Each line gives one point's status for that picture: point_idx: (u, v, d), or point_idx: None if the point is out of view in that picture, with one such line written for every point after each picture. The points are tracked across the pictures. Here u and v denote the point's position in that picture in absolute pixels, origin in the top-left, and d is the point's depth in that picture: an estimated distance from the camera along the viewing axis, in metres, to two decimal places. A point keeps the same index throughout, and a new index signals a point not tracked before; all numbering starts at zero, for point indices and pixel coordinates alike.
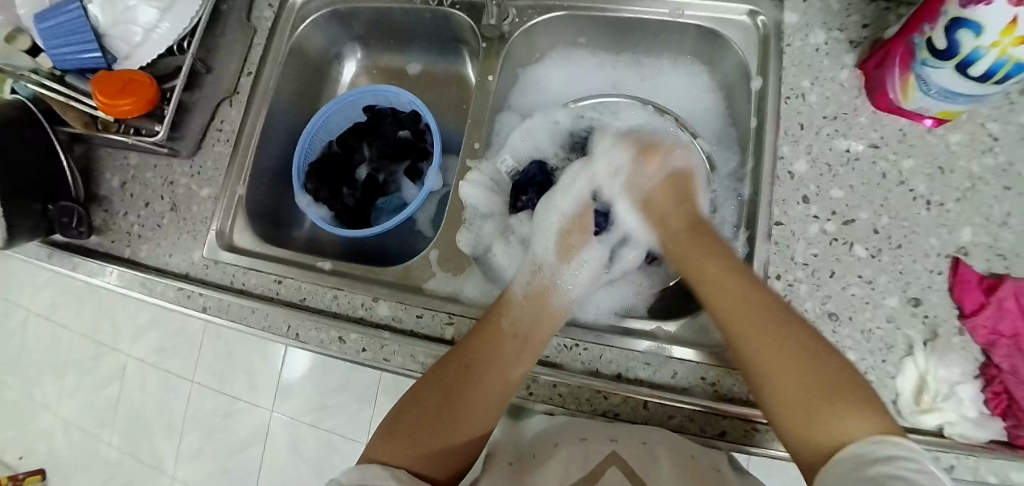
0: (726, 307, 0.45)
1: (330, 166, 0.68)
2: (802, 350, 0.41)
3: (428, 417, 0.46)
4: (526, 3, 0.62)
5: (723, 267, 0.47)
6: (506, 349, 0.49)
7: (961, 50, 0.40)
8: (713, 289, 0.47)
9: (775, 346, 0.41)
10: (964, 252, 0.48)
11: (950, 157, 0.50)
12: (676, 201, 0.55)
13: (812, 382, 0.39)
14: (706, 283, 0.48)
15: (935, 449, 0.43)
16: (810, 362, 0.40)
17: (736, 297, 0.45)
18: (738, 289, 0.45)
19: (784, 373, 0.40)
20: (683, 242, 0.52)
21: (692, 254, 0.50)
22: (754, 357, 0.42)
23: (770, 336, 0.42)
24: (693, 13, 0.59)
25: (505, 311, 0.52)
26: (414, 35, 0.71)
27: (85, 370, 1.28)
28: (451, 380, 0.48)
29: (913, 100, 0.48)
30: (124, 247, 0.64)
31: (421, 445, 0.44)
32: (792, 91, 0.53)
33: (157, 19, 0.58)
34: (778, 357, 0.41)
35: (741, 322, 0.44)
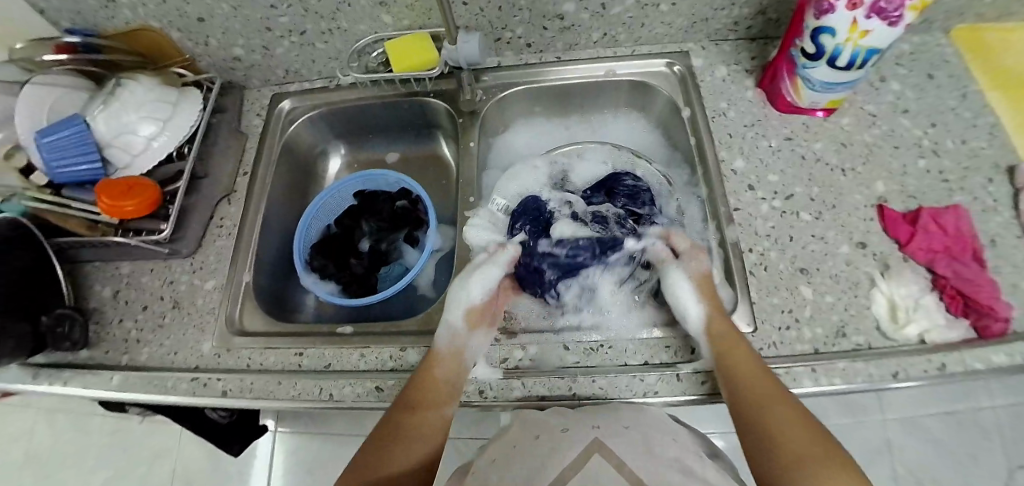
0: (756, 398, 0.45)
1: (334, 244, 0.71)
2: (806, 430, 0.43)
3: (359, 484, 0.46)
4: (489, 84, 0.74)
5: (755, 358, 0.47)
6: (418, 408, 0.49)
7: (826, 50, 0.55)
8: (741, 373, 0.46)
9: (786, 435, 0.43)
10: (884, 200, 0.59)
11: (846, 134, 0.63)
12: (718, 306, 0.52)
13: (819, 456, 0.42)
14: (731, 363, 0.47)
15: (925, 353, 0.49)
16: (811, 441, 0.43)
17: (761, 397, 0.45)
18: (776, 403, 0.45)
19: (796, 443, 0.43)
20: (720, 328, 0.50)
21: (732, 350, 0.48)
22: (773, 420, 0.44)
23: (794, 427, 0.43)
24: (624, 71, 0.73)
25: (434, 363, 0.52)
26: (390, 128, 0.82)
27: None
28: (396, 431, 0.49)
29: (805, 97, 0.63)
30: (120, 355, 0.60)
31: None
32: (715, 112, 0.67)
33: (158, 132, 0.64)
34: (796, 430, 0.43)
35: (760, 406, 0.45)
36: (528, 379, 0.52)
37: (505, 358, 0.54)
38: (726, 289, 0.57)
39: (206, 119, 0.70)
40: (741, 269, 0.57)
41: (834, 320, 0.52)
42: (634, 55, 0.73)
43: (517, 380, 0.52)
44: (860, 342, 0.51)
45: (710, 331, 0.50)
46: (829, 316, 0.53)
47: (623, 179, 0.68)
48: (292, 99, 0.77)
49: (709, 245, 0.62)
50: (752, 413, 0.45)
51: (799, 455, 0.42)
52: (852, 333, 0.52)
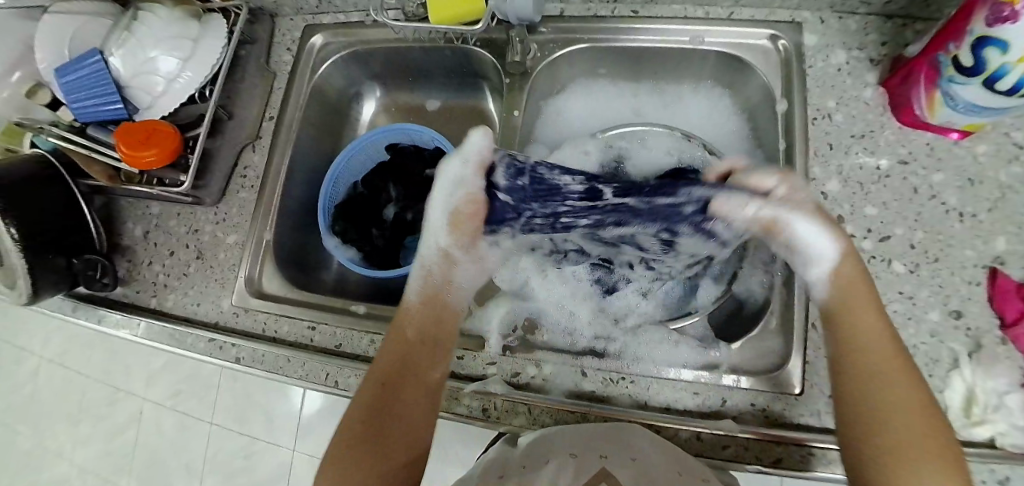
0: (867, 346, 0.42)
1: (359, 208, 0.69)
2: (935, 424, 0.38)
3: (365, 447, 0.45)
4: (546, 37, 0.63)
5: (875, 314, 0.42)
6: (420, 355, 0.50)
7: (988, 67, 0.41)
8: (856, 330, 0.42)
9: (911, 416, 0.38)
10: (1000, 262, 0.48)
11: (977, 169, 0.51)
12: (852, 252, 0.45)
13: (929, 447, 0.37)
14: (846, 323, 0.43)
15: (990, 462, 0.43)
16: (937, 433, 0.38)
17: (888, 366, 0.40)
18: (892, 352, 0.41)
19: (904, 434, 0.38)
20: (846, 272, 0.44)
21: (854, 296, 0.43)
22: (881, 394, 0.40)
23: (904, 387, 0.39)
24: (713, 40, 0.60)
25: (404, 322, 0.52)
26: (431, 73, 0.73)
27: (42, 465, 1.09)
28: (380, 394, 0.48)
29: (939, 115, 0.49)
30: (149, 297, 0.64)
31: (381, 461, 0.45)
32: (818, 112, 0.55)
33: (179, 69, 0.58)
34: (916, 417, 0.38)
35: (880, 383, 0.40)
36: (535, 407, 0.51)
37: (516, 373, 0.53)
38: (778, 339, 0.50)
39: (232, 55, 0.63)
40: (804, 319, 0.49)
41: None
42: (730, 19, 0.59)
43: (523, 405, 0.51)
44: None
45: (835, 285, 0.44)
46: None
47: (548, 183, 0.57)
48: (324, 33, 0.69)
49: (771, 281, 0.54)
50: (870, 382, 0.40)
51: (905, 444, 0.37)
52: None
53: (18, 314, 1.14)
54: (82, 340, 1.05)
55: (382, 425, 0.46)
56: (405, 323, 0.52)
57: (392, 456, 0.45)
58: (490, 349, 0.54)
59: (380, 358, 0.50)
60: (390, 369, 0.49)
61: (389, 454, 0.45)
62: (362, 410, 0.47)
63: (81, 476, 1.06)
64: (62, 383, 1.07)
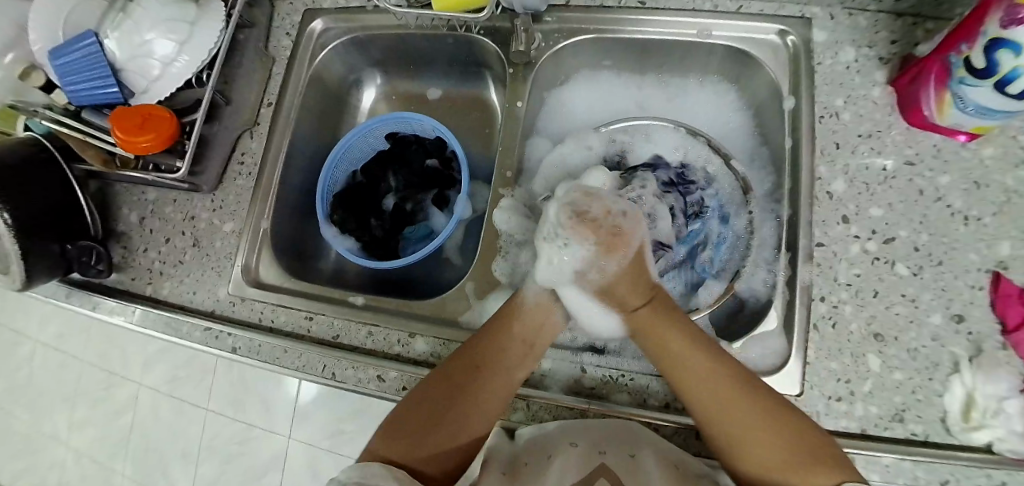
0: (686, 384, 0.44)
1: (358, 197, 0.67)
2: (778, 426, 0.40)
3: (415, 433, 0.44)
4: (551, 27, 0.62)
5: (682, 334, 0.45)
6: (513, 356, 0.48)
7: (1000, 70, 0.40)
8: (685, 366, 0.44)
9: (744, 436, 0.41)
10: (1004, 267, 0.48)
11: (984, 171, 0.50)
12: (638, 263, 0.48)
13: (786, 452, 0.39)
14: (657, 349, 0.46)
15: (986, 466, 0.43)
16: (787, 441, 0.40)
17: (704, 392, 0.43)
18: (711, 380, 0.43)
19: (752, 442, 0.41)
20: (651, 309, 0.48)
21: (653, 330, 0.47)
22: (720, 423, 0.42)
23: (733, 413, 0.41)
24: (721, 33, 0.59)
25: (517, 316, 0.50)
26: (434, 61, 0.72)
27: (38, 448, 1.09)
28: (449, 384, 0.47)
29: (948, 117, 0.48)
30: (145, 284, 0.64)
31: (418, 447, 0.44)
32: (825, 110, 0.54)
33: (176, 52, 0.57)
34: (761, 444, 0.40)
35: (694, 386, 0.43)
36: (533, 402, 0.50)
37: None
38: (779, 339, 0.50)
39: (231, 38, 0.62)
40: (805, 319, 0.49)
41: (894, 402, 0.46)
42: (739, 13, 0.58)
43: (521, 401, 0.50)
44: (915, 433, 0.45)
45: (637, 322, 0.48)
46: (890, 396, 0.46)
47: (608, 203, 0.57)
48: (324, 18, 0.67)
49: (773, 280, 0.53)
50: (706, 408, 0.43)
51: (767, 467, 0.40)
52: (909, 421, 0.45)
53: (13, 297, 1.13)
54: (78, 326, 1.05)
55: (438, 414, 0.45)
56: (518, 316, 0.50)
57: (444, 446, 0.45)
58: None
59: (466, 347, 0.49)
60: (482, 359, 0.48)
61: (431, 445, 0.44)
62: (423, 398, 0.46)
63: (76, 460, 1.06)
64: (57, 368, 1.06)
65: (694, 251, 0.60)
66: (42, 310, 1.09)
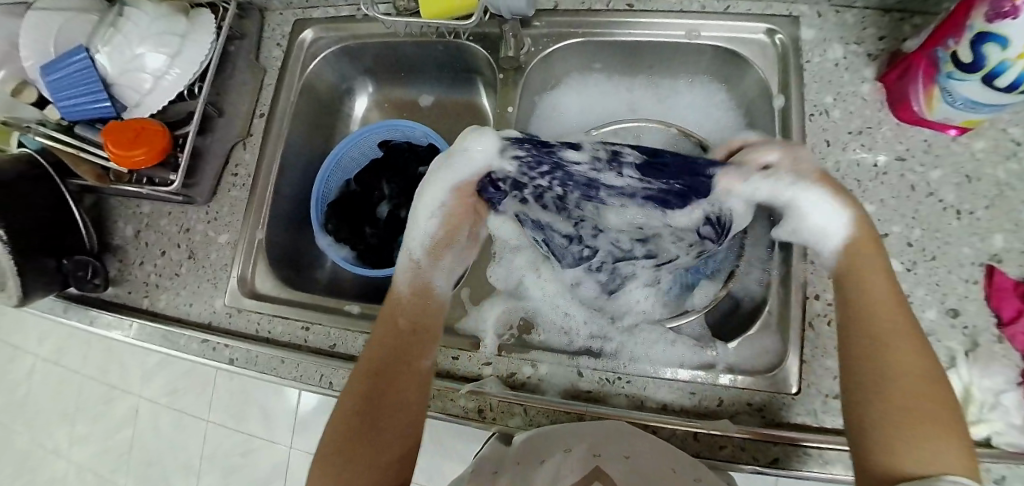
0: (871, 326, 0.40)
1: (352, 206, 0.68)
2: (936, 397, 0.36)
3: (350, 454, 0.43)
4: (540, 31, 0.62)
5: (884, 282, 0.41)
6: (412, 341, 0.49)
7: (987, 63, 0.40)
8: (869, 290, 0.41)
9: (894, 387, 0.37)
10: (997, 260, 0.48)
11: (975, 165, 0.50)
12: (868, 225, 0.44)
13: (930, 418, 0.35)
14: (856, 284, 0.42)
15: (988, 462, 0.43)
16: (940, 413, 0.35)
17: (885, 324, 0.39)
18: (901, 331, 0.39)
19: (909, 394, 0.36)
20: (854, 242, 0.44)
21: (862, 274, 0.42)
22: (878, 360, 0.38)
23: (908, 350, 0.38)
24: (710, 34, 0.59)
25: (396, 313, 0.51)
26: (425, 68, 0.72)
27: (40, 463, 1.09)
28: (367, 397, 0.46)
29: (937, 112, 0.48)
30: (141, 297, 0.64)
31: (365, 467, 0.43)
32: (815, 108, 0.54)
33: (167, 65, 0.57)
34: (915, 392, 0.36)
35: (868, 329, 0.40)
36: (530, 408, 0.50)
37: (511, 373, 0.52)
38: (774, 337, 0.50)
39: (221, 50, 0.62)
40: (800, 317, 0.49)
41: None
42: (726, 12, 0.58)
43: (518, 406, 0.51)
44: None
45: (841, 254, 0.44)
46: None
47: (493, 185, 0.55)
48: (314, 27, 0.68)
49: (768, 279, 0.53)
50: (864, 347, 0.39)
51: (907, 412, 0.36)
52: None
53: (12, 313, 1.13)
54: (77, 340, 1.05)
55: (367, 427, 0.45)
56: (395, 313, 0.51)
57: (378, 452, 0.44)
58: (485, 349, 0.54)
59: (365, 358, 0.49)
60: (385, 362, 0.48)
61: (375, 458, 0.43)
62: (346, 418, 0.45)
63: (78, 474, 1.06)
64: (57, 382, 1.06)
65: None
66: (41, 325, 1.09)
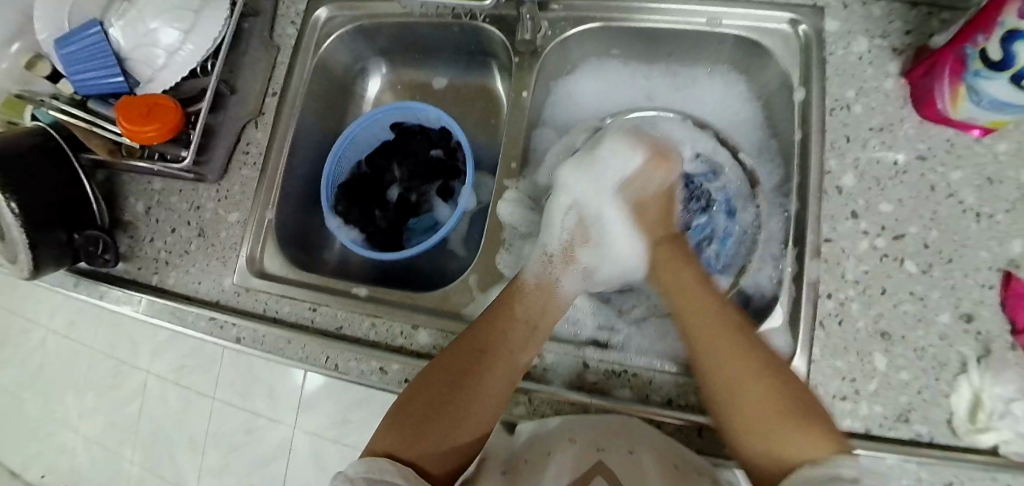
0: (699, 344, 0.47)
1: (364, 188, 0.67)
2: (777, 389, 0.42)
3: (421, 422, 0.45)
4: (557, 15, 0.61)
5: (694, 272, 0.52)
6: (520, 334, 0.50)
7: (1017, 62, 0.39)
8: (698, 315, 0.48)
9: (735, 387, 0.43)
10: (1015, 265, 0.47)
11: (998, 167, 0.49)
12: (658, 235, 0.56)
13: (779, 406, 0.41)
14: (676, 289, 0.52)
15: (992, 468, 0.43)
16: (785, 405, 0.41)
17: (710, 331, 0.47)
18: (727, 343, 0.45)
19: (744, 388, 0.43)
20: (664, 246, 0.55)
21: (667, 265, 0.54)
22: (715, 362, 0.45)
23: (722, 351, 0.45)
24: (731, 23, 0.58)
25: (517, 301, 0.52)
26: (440, 50, 0.71)
27: (50, 433, 1.11)
28: (455, 371, 0.48)
29: (962, 111, 0.47)
30: (151, 274, 0.64)
31: (437, 438, 0.45)
32: (837, 103, 0.53)
33: (180, 41, 0.57)
34: (755, 388, 0.43)
35: (698, 334, 0.48)
36: (535, 396, 0.50)
37: None
38: (785, 334, 0.50)
39: (235, 26, 0.62)
40: (811, 316, 0.49)
41: (900, 402, 0.45)
42: (749, 1, 0.57)
43: (523, 396, 0.51)
44: (920, 433, 0.44)
45: (656, 264, 0.55)
46: (896, 395, 0.45)
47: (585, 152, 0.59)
48: (329, 6, 0.67)
49: (780, 276, 0.53)
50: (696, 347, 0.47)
51: (767, 409, 0.41)
52: (915, 420, 0.45)
53: (24, 285, 1.15)
54: (88, 313, 1.06)
55: (449, 400, 0.47)
56: (516, 300, 0.52)
57: (450, 436, 0.45)
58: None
59: (465, 335, 0.51)
60: (483, 344, 0.50)
61: (447, 432, 0.45)
62: (429, 389, 0.47)
63: (86, 445, 1.08)
64: (68, 354, 1.08)
65: (700, 246, 0.61)
66: (52, 298, 1.11)
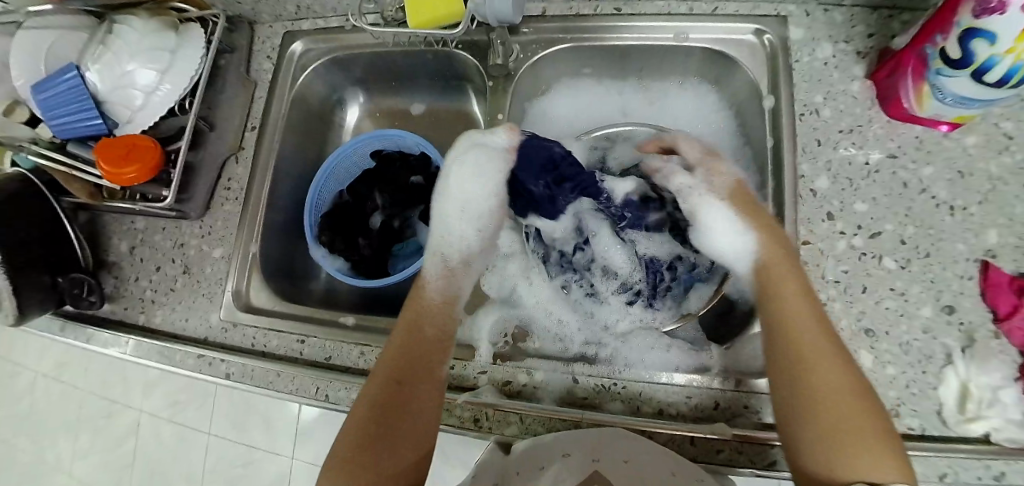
0: (795, 339, 0.41)
1: (345, 217, 0.67)
2: (862, 411, 0.37)
3: (361, 460, 0.42)
4: (529, 37, 0.62)
5: (800, 281, 0.43)
6: (434, 348, 0.49)
7: (976, 59, 0.40)
8: (791, 308, 0.42)
9: (826, 397, 0.38)
10: (992, 255, 0.48)
11: (967, 161, 0.50)
12: (774, 241, 0.46)
13: (857, 428, 0.37)
14: (769, 293, 0.44)
15: (985, 458, 0.43)
16: (867, 420, 0.37)
17: (798, 323, 0.41)
18: (814, 332, 0.40)
19: (837, 405, 0.38)
20: (774, 260, 0.45)
21: (777, 279, 0.44)
22: (813, 371, 0.39)
23: (818, 361, 0.39)
24: (698, 35, 0.59)
25: (422, 316, 0.51)
26: (416, 76, 0.72)
27: (42, 479, 1.09)
28: (383, 397, 0.45)
29: (928, 108, 0.48)
30: (137, 313, 0.64)
31: (381, 472, 0.42)
32: (806, 107, 0.54)
33: (157, 82, 0.57)
34: (842, 400, 0.38)
35: (797, 337, 0.41)
36: (527, 415, 0.50)
37: (507, 381, 0.52)
38: None
39: (211, 65, 0.62)
40: None
41: (889, 398, 0.45)
42: (715, 14, 0.58)
43: (515, 415, 0.50)
44: (911, 427, 0.44)
45: (768, 273, 0.44)
46: (885, 391, 0.46)
47: (552, 145, 0.53)
48: (304, 39, 0.68)
49: None
50: (784, 354, 0.41)
51: (839, 432, 0.37)
52: (905, 414, 0.45)
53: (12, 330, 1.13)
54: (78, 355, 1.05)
55: (385, 428, 0.44)
56: (419, 316, 0.51)
57: (393, 465, 0.43)
58: (479, 358, 0.54)
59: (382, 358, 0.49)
60: (403, 364, 0.47)
61: (390, 464, 0.43)
62: (363, 420, 0.44)
63: None
64: (58, 398, 1.06)
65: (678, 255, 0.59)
66: (40, 341, 1.09)
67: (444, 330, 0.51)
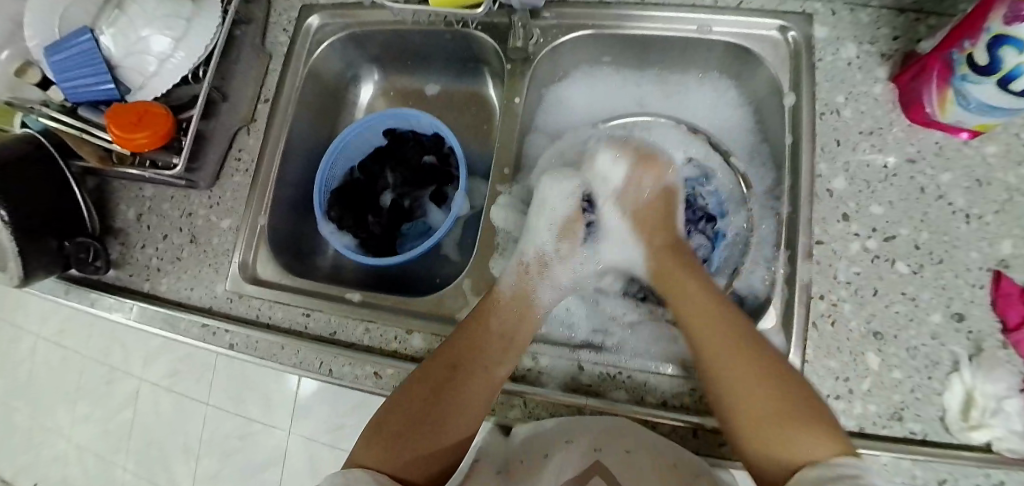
0: (698, 342, 0.47)
1: (356, 194, 0.68)
2: (784, 396, 0.41)
3: (400, 436, 0.46)
4: (549, 23, 0.61)
5: (704, 294, 0.49)
6: (496, 348, 0.50)
7: (1003, 66, 0.39)
8: (684, 309, 0.50)
9: (739, 389, 0.43)
10: (1005, 265, 0.47)
11: (986, 169, 0.50)
12: (664, 249, 0.56)
13: (773, 409, 0.41)
14: (681, 308, 0.50)
15: (984, 465, 0.43)
16: (790, 407, 0.41)
17: (698, 318, 0.48)
18: (717, 338, 0.46)
19: (759, 397, 0.42)
20: (664, 261, 0.54)
21: (677, 289, 0.51)
22: (721, 377, 0.44)
23: (733, 358, 0.45)
24: (721, 29, 0.58)
25: (489, 314, 0.52)
26: (432, 57, 0.71)
27: (39, 443, 1.10)
28: (433, 380, 0.48)
29: (949, 114, 0.48)
30: (143, 281, 0.64)
31: (418, 449, 0.46)
32: (826, 107, 0.54)
33: (172, 48, 0.56)
34: (758, 388, 0.43)
35: (709, 347, 0.46)
36: (530, 399, 0.50)
37: None
38: (778, 336, 0.50)
39: (227, 34, 0.61)
40: (804, 317, 0.49)
41: (893, 401, 0.45)
42: (739, 8, 0.57)
43: (518, 399, 0.50)
44: (913, 431, 0.44)
45: (665, 282, 0.53)
46: (889, 395, 0.46)
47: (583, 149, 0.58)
48: (321, 14, 0.67)
49: (772, 278, 0.53)
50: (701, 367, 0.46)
51: (755, 419, 0.42)
52: (908, 418, 0.45)
53: (15, 293, 1.14)
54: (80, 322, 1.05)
55: (427, 411, 0.47)
56: (490, 311, 0.52)
57: (432, 446, 0.46)
58: None
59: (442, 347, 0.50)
60: (460, 357, 0.49)
61: (427, 443, 0.46)
62: (406, 399, 0.48)
63: (77, 455, 1.06)
64: (58, 363, 1.07)
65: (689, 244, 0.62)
66: (42, 306, 1.09)
67: (507, 336, 0.51)
